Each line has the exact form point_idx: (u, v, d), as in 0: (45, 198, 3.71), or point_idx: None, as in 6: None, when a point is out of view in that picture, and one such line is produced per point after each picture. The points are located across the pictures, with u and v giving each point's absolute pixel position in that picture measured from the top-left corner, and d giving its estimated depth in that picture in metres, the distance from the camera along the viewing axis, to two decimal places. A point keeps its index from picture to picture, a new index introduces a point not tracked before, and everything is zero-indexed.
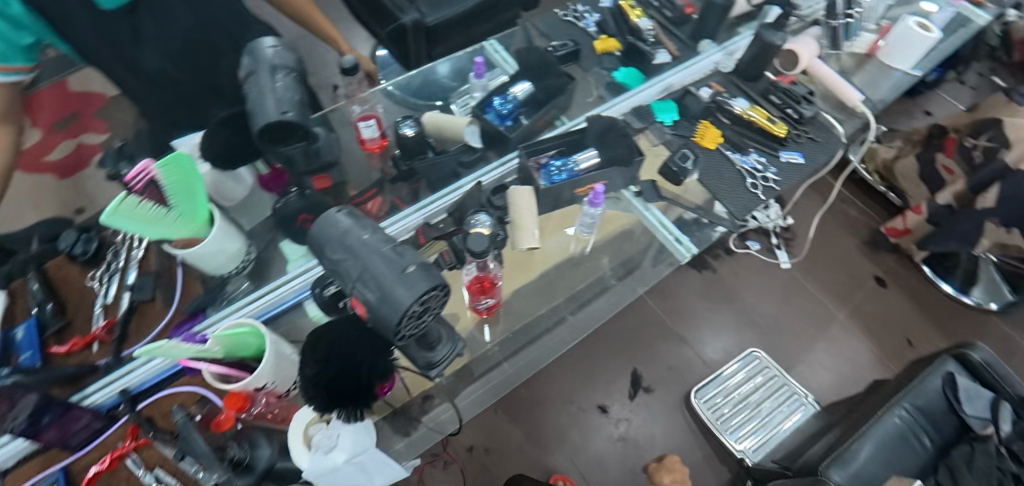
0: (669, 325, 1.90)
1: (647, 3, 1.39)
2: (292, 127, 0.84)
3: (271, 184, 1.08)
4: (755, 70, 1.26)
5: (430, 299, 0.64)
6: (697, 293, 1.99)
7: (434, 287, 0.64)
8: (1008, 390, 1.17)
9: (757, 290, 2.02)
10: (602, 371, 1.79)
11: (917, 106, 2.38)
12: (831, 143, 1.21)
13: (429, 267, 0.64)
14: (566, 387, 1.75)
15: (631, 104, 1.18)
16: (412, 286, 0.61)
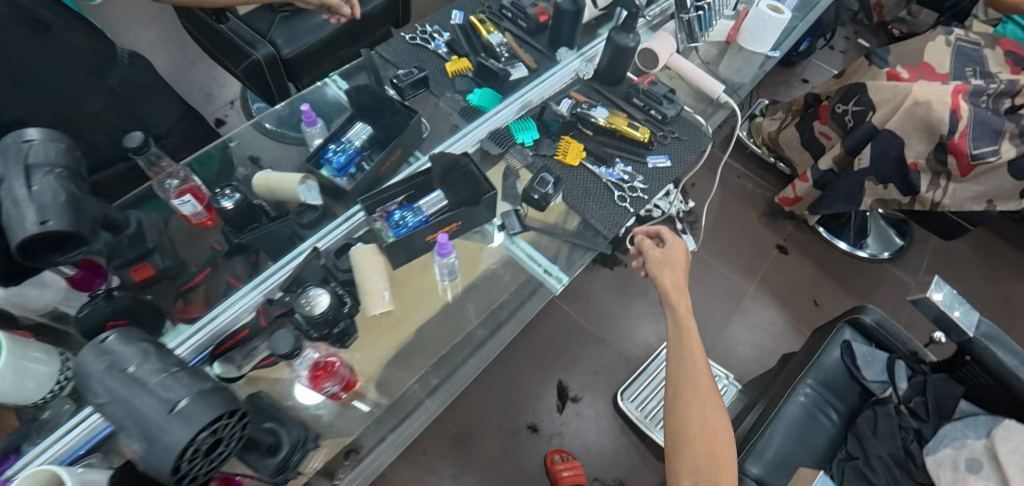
0: (590, 329, 1.84)
1: (500, 15, 1.31)
2: (59, 236, 0.69)
3: (84, 283, 0.88)
4: (613, 75, 1.22)
5: (218, 430, 0.58)
6: (613, 288, 1.94)
7: (220, 416, 0.58)
8: (901, 348, 1.08)
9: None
10: (529, 387, 1.71)
11: (794, 76, 2.51)
12: (697, 139, 1.20)
13: (208, 395, 0.58)
14: (493, 412, 1.66)
15: (488, 129, 1.11)
16: (187, 425, 0.55)
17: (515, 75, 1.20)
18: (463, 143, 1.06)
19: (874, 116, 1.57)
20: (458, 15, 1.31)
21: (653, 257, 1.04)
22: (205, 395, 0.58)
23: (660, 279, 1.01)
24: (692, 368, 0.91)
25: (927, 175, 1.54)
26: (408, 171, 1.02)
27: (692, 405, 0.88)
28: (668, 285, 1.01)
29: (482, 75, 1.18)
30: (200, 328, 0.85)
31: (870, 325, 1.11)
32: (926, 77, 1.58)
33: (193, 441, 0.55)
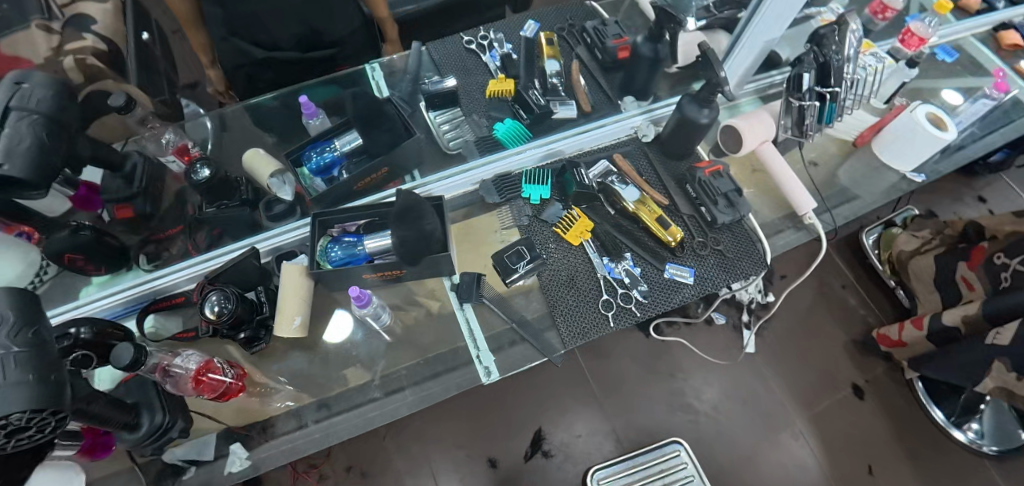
0: (593, 391, 1.64)
1: (579, 38, 1.15)
2: (12, 179, 0.75)
3: (86, 204, 0.97)
4: (672, 147, 1.01)
5: (40, 415, 0.62)
6: (635, 355, 1.70)
7: (40, 406, 0.61)
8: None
9: (709, 374, 1.68)
10: (505, 419, 1.58)
11: (970, 189, 1.99)
12: (743, 259, 0.96)
13: (38, 383, 0.61)
14: (459, 427, 1.57)
15: (496, 170, 0.98)
16: (1, 407, 0.58)
17: (557, 115, 1.03)
18: (460, 183, 0.96)
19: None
20: (532, 26, 1.16)
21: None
22: (38, 381, 0.62)
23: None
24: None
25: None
26: (376, 197, 0.94)
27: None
28: None
29: (521, 106, 1.04)
30: (137, 284, 0.90)
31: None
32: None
33: (7, 420, 0.59)
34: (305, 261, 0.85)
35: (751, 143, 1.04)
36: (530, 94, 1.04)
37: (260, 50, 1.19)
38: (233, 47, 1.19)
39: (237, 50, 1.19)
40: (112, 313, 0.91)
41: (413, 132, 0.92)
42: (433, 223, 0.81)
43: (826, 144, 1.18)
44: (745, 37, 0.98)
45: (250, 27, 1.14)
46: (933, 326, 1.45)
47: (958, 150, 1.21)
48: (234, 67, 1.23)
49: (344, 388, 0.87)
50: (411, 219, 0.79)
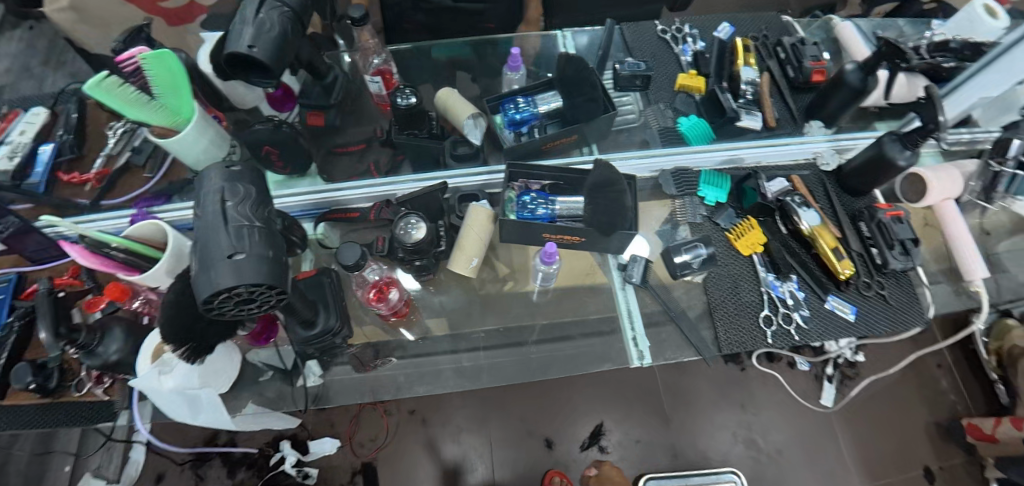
0: (662, 404, 1.62)
1: (770, 51, 1.13)
2: (256, 63, 0.80)
3: (280, 103, 1.02)
4: (855, 180, 0.98)
5: (259, 292, 0.65)
6: (711, 381, 1.66)
7: (265, 283, 0.65)
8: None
9: (783, 417, 1.63)
10: (574, 405, 1.58)
11: None
12: (906, 311, 0.93)
13: (265, 261, 0.65)
14: (525, 402, 1.55)
15: (677, 163, 0.98)
16: (237, 276, 0.63)
17: (743, 124, 1.01)
18: (637, 165, 0.97)
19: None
20: (726, 29, 1.15)
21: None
22: (267, 259, 0.65)
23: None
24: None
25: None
26: (568, 159, 0.96)
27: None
28: None
29: (707, 105, 1.04)
30: (320, 190, 0.95)
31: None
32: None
33: (235, 289, 0.64)
34: (490, 207, 0.88)
35: (935, 196, 1.00)
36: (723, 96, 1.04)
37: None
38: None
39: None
40: (295, 210, 0.97)
41: (614, 109, 0.93)
42: (626, 199, 0.82)
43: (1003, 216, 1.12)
44: (965, 84, 0.95)
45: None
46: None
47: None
48: (388, 4, 1.20)
49: (495, 332, 0.90)
50: (608, 191, 0.83)
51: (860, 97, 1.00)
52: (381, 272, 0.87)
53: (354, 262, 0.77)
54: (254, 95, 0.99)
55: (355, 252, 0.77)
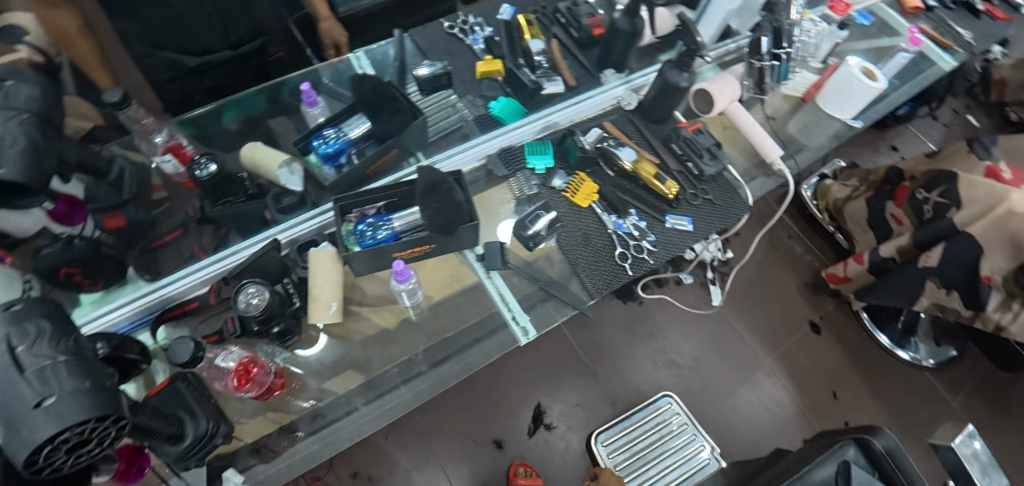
0: (584, 361, 1.72)
1: (552, 19, 1.21)
2: (12, 187, 0.69)
3: (70, 219, 0.86)
4: (656, 111, 1.09)
5: (99, 428, 0.51)
6: (618, 324, 1.80)
7: (103, 416, 0.51)
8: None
9: (683, 331, 1.84)
10: (508, 398, 1.61)
11: (884, 141, 2.36)
12: (732, 206, 1.04)
13: (94, 390, 0.51)
14: (463, 415, 1.56)
15: (500, 144, 1.02)
16: (59, 423, 0.48)
17: (547, 90, 1.09)
18: (464, 160, 0.99)
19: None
20: (507, 10, 1.20)
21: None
22: (95, 387, 0.51)
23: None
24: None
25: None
26: (396, 175, 0.97)
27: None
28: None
29: (512, 84, 1.09)
30: (145, 294, 0.86)
31: (880, 452, 0.75)
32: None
33: (62, 437, 0.49)
34: (331, 247, 0.86)
35: (721, 102, 1.13)
36: (522, 72, 1.09)
37: (191, 57, 1.16)
38: (162, 61, 1.14)
39: (169, 62, 1.14)
40: (123, 327, 0.86)
41: (419, 113, 0.94)
42: (461, 194, 0.84)
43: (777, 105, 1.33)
44: (708, 8, 1.10)
45: (172, 35, 1.10)
46: (872, 260, 1.70)
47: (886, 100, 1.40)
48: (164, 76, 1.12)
49: (385, 367, 0.89)
50: (437, 191, 0.82)
51: (636, 39, 1.11)
52: (242, 353, 0.79)
53: (188, 358, 0.70)
54: (35, 218, 0.80)
55: (186, 348, 0.71)
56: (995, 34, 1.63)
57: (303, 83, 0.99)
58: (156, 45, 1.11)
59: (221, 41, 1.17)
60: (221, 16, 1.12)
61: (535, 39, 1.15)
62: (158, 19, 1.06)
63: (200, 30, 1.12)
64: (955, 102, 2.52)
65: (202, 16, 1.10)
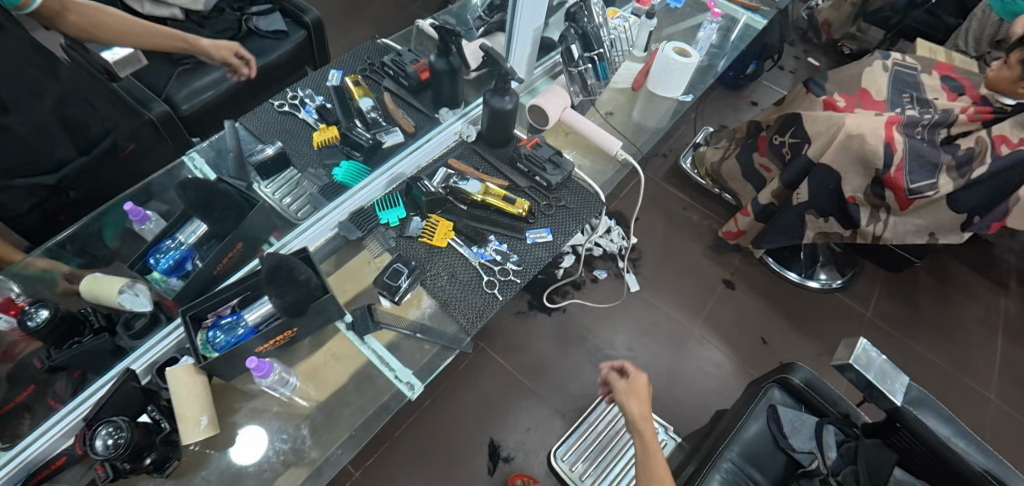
0: (524, 383, 1.73)
1: (382, 72, 1.25)
2: None
3: None
4: (496, 137, 1.13)
5: None
6: (551, 334, 1.85)
7: None
8: (832, 410, 1.07)
9: (612, 326, 1.91)
10: (457, 444, 1.59)
11: (744, 99, 2.58)
12: (586, 207, 1.10)
13: None
14: (413, 475, 1.52)
15: (350, 208, 1.04)
16: None
17: (387, 143, 1.12)
18: (315, 233, 0.99)
19: (811, 147, 1.76)
20: (335, 74, 1.23)
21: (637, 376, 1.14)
22: None
23: (632, 402, 1.09)
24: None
25: (867, 207, 1.75)
26: (249, 267, 0.97)
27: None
28: (635, 412, 1.08)
29: (350, 146, 1.11)
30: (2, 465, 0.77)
31: (798, 385, 1.10)
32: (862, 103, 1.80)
33: None
34: (189, 361, 0.83)
35: (555, 112, 1.19)
36: (356, 133, 1.11)
37: (48, 175, 1.15)
38: (19, 190, 1.11)
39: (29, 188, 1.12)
40: None
41: (253, 202, 0.97)
42: (309, 272, 0.84)
43: (614, 99, 1.43)
44: (517, 26, 1.11)
45: (21, 159, 1.09)
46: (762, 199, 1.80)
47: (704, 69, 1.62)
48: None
49: (280, 466, 0.86)
50: (281, 275, 0.81)
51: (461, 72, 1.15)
52: None
53: None
54: None
55: None
56: None
57: (124, 205, 0.99)
58: (11, 173, 1.09)
59: (74, 149, 1.18)
60: (65, 123, 1.14)
61: (365, 97, 1.18)
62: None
63: (50, 147, 1.12)
64: (794, 50, 2.79)
65: (45, 133, 1.11)
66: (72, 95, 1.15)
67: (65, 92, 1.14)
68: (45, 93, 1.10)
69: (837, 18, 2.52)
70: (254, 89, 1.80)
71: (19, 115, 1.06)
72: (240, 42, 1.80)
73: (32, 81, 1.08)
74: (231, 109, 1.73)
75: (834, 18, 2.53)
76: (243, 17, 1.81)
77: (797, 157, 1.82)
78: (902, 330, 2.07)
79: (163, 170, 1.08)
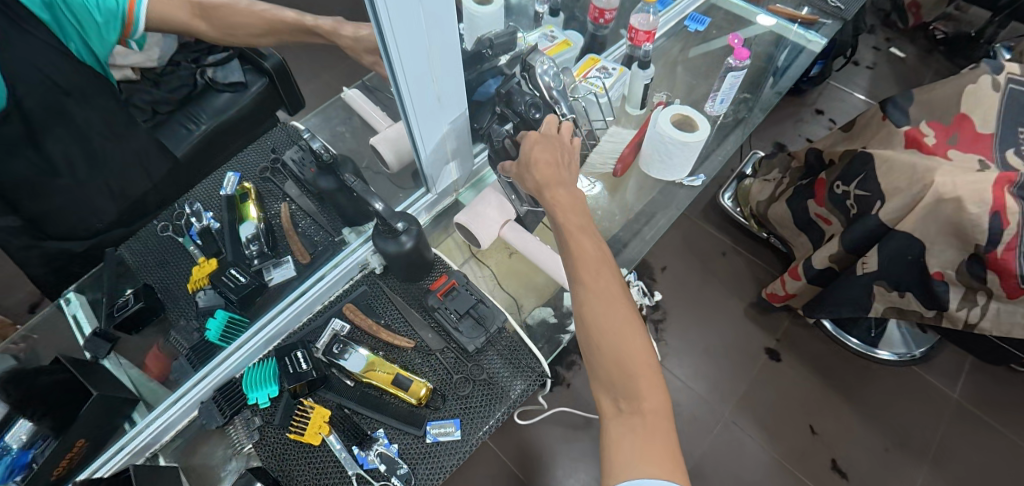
0: (514, 471, 1.35)
1: (285, 173, 1.02)
2: None
3: None
4: (410, 274, 0.87)
5: None
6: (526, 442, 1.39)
7: None
8: None
9: None
10: None
11: (806, 106, 2.04)
12: (515, 376, 0.82)
13: None
14: None
15: (217, 379, 0.86)
16: None
17: (273, 280, 0.92)
18: (175, 416, 0.85)
19: (885, 207, 1.22)
20: (231, 179, 1.00)
21: (527, 138, 0.85)
22: None
23: (528, 155, 0.84)
24: (599, 305, 0.74)
25: (959, 288, 1.20)
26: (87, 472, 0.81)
27: (604, 314, 0.73)
28: (545, 190, 0.83)
29: (220, 291, 0.90)
30: None
31: None
32: (960, 141, 1.19)
33: None
34: None
35: (488, 232, 0.89)
36: (225, 277, 0.89)
37: (78, 242, 1.23)
38: (47, 251, 1.18)
39: (54, 252, 1.19)
40: None
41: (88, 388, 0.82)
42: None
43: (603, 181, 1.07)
44: (417, 140, 0.82)
45: (59, 224, 1.18)
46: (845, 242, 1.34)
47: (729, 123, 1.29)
48: None
49: None
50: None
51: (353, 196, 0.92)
52: None
53: None
54: None
55: None
56: None
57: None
58: (43, 234, 1.17)
59: (116, 213, 1.27)
60: (113, 190, 1.24)
61: (261, 208, 0.97)
62: (46, 209, 1.14)
63: (93, 211, 1.22)
64: (873, 38, 2.20)
65: (65, 207, 1.17)
66: (134, 166, 1.26)
67: (129, 160, 1.24)
68: (104, 161, 1.20)
69: None
70: (215, 152, 1.50)
71: (73, 182, 1.16)
72: (197, 101, 1.48)
73: (85, 149, 1.16)
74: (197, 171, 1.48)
75: None
76: (200, 69, 1.47)
77: (864, 215, 1.29)
78: (1003, 421, 1.53)
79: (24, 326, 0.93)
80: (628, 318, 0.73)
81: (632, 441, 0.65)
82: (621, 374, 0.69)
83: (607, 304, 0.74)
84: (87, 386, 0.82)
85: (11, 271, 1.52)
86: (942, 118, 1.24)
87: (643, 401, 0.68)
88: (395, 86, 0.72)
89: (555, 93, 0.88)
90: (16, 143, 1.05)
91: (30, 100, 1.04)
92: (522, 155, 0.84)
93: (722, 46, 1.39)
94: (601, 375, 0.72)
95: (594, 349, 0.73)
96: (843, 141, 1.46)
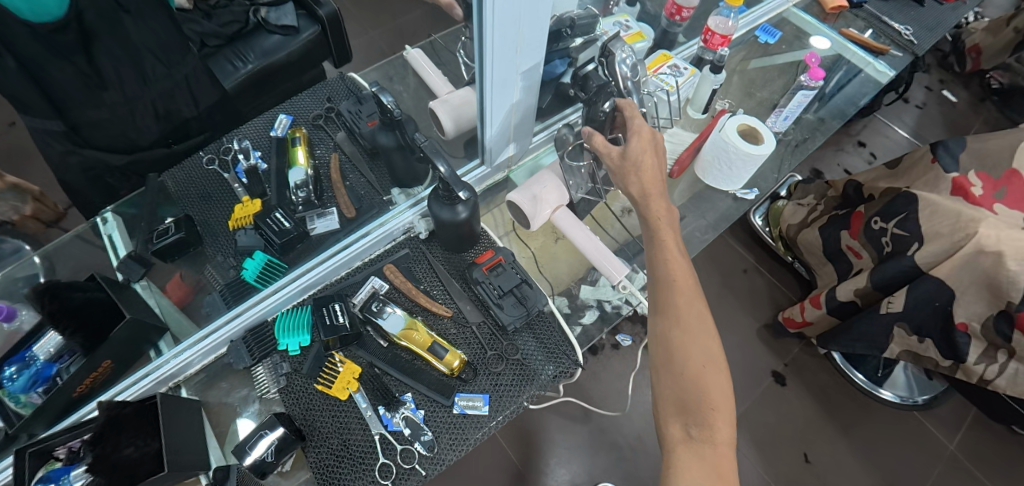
0: (511, 458, 1.35)
1: (338, 123, 1.01)
2: None
3: None
4: (457, 245, 0.86)
5: None
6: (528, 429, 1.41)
7: None
8: None
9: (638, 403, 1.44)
10: None
11: (849, 137, 2.00)
12: (545, 362, 0.81)
13: None
14: None
15: (248, 320, 0.85)
16: None
17: (316, 230, 0.91)
18: (201, 352, 0.84)
19: (920, 252, 1.19)
20: (282, 122, 1.00)
21: (639, 136, 0.82)
22: None
23: (637, 155, 0.82)
24: (681, 330, 0.74)
25: (981, 343, 1.17)
26: (110, 394, 0.81)
27: (688, 341, 0.73)
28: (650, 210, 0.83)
29: (262, 233, 0.89)
30: None
31: None
32: (1009, 195, 1.16)
33: None
34: None
35: (539, 214, 0.88)
36: (270, 220, 0.89)
37: (118, 156, 1.23)
38: (86, 159, 1.18)
39: (92, 161, 1.19)
40: None
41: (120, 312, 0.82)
42: (142, 436, 0.73)
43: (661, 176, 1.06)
44: (486, 110, 0.80)
45: (100, 135, 1.18)
46: (875, 279, 1.31)
47: (783, 144, 1.27)
48: None
49: None
50: (112, 437, 0.72)
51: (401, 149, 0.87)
52: None
53: None
54: None
55: None
56: (942, 22, 1.41)
57: None
58: (85, 142, 1.17)
59: (156, 136, 1.27)
60: (157, 111, 1.22)
61: (310, 155, 0.96)
62: (85, 118, 1.13)
63: (134, 130, 1.22)
64: (927, 77, 2.17)
65: (113, 121, 1.17)
66: (180, 88, 1.23)
67: (175, 85, 1.21)
68: (152, 84, 1.18)
69: (993, 46, 1.99)
70: (258, 89, 1.48)
71: (119, 97, 1.15)
72: (246, 40, 1.45)
73: (140, 67, 1.14)
74: (251, 107, 1.50)
75: (987, 46, 2.01)
76: (254, 6, 1.44)
77: (899, 253, 1.25)
78: (997, 481, 1.52)
79: (52, 244, 0.93)
80: (712, 349, 0.73)
81: (699, 473, 0.65)
82: (694, 400, 0.69)
83: (694, 331, 0.74)
84: (121, 309, 0.81)
85: (40, 179, 1.52)
86: (991, 171, 1.20)
87: (717, 433, 0.68)
88: (479, 52, 0.70)
89: (630, 81, 0.84)
90: (72, 50, 1.02)
91: (90, 12, 1.01)
92: (630, 151, 0.82)
93: (787, 61, 1.37)
94: (672, 396, 0.72)
95: (671, 368, 0.72)
96: (886, 178, 1.41)
